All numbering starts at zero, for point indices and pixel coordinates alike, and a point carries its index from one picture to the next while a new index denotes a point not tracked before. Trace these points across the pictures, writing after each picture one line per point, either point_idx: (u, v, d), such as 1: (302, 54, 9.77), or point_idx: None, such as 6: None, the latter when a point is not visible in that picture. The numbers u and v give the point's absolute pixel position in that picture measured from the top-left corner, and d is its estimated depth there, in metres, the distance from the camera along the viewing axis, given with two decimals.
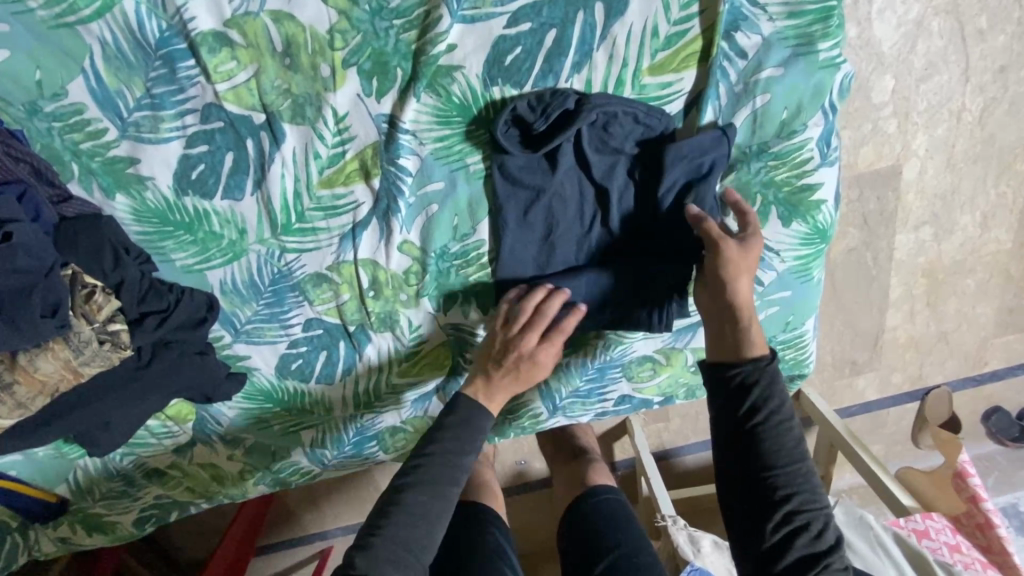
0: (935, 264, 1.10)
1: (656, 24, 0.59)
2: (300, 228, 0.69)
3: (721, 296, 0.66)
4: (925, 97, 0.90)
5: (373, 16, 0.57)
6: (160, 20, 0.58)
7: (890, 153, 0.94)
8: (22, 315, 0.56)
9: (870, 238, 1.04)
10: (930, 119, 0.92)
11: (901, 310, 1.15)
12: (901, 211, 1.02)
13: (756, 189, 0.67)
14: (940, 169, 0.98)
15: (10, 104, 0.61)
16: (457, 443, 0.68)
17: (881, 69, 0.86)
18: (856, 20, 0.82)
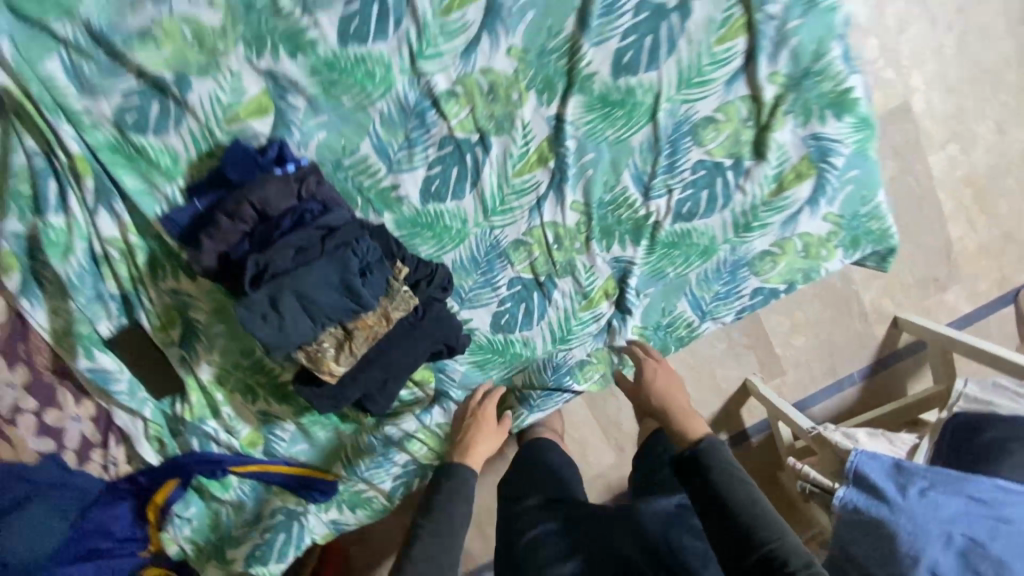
0: (974, 175, 1.48)
1: (713, 15, 0.92)
2: (502, 209, 1.01)
3: (651, 400, 0.99)
4: (910, 51, 1.39)
5: (540, 56, 0.93)
6: (416, 90, 0.93)
7: (898, 95, 1.41)
8: (353, 280, 0.86)
9: (907, 162, 1.45)
10: (921, 71, 1.41)
11: (960, 220, 1.49)
12: (926, 137, 1.44)
13: (811, 100, 0.95)
14: (945, 96, 1.42)
15: (323, 165, 0.96)
16: (445, 525, 0.86)
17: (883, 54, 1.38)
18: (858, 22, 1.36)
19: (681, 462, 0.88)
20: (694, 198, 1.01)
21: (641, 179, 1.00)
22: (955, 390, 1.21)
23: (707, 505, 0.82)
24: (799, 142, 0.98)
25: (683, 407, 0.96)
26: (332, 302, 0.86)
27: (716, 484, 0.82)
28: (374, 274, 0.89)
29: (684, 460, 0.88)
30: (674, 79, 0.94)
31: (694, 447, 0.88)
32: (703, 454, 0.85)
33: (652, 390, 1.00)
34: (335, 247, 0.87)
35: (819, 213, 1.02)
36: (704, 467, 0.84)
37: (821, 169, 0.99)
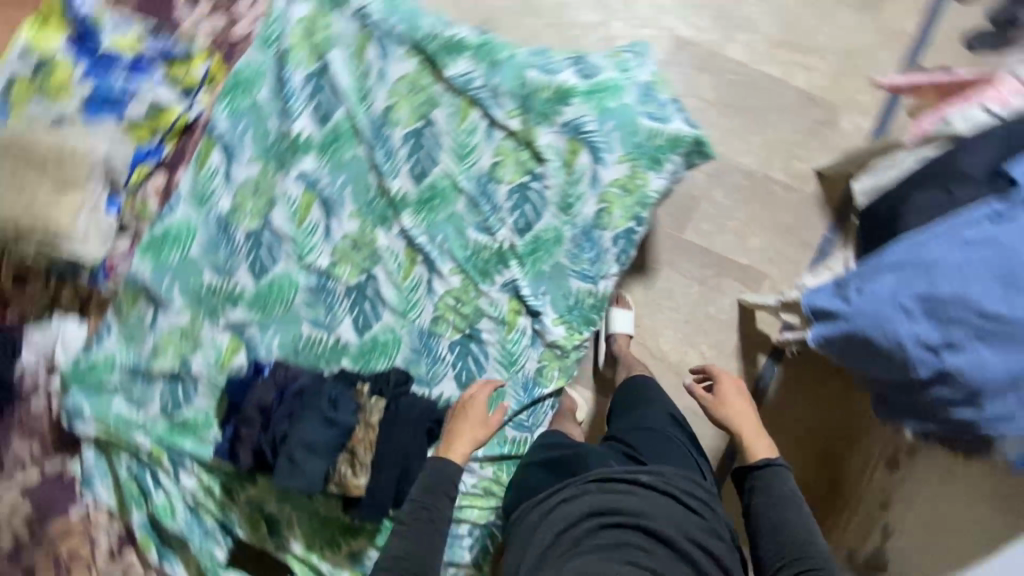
0: (779, 39, 1.81)
1: (447, 112, 1.30)
2: (411, 307, 1.32)
3: (722, 413, 1.27)
4: (660, 17, 1.81)
5: (368, 205, 1.32)
6: (312, 275, 1.33)
7: (667, 42, 1.81)
8: (329, 416, 1.20)
9: (714, 74, 1.81)
10: (675, 19, 1.81)
11: (795, 73, 1.81)
12: (715, 48, 1.81)
13: (542, 108, 1.28)
14: (703, 18, 1.81)
15: (287, 356, 1.33)
16: (426, 524, 1.05)
17: (636, 30, 1.81)
18: (602, 29, 1.80)
19: (744, 474, 1.17)
20: (523, 213, 1.31)
21: (481, 227, 1.31)
22: (853, 192, 1.30)
23: (760, 522, 1.10)
24: (558, 134, 1.29)
25: (750, 424, 1.23)
26: (324, 437, 1.19)
27: (769, 505, 1.11)
28: (343, 401, 1.22)
29: (744, 473, 1.17)
30: (451, 160, 1.30)
31: (757, 465, 1.16)
32: (762, 475, 1.14)
33: (724, 409, 1.27)
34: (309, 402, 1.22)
35: (610, 163, 1.28)
36: (760, 487, 1.14)
37: (584, 139, 1.28)
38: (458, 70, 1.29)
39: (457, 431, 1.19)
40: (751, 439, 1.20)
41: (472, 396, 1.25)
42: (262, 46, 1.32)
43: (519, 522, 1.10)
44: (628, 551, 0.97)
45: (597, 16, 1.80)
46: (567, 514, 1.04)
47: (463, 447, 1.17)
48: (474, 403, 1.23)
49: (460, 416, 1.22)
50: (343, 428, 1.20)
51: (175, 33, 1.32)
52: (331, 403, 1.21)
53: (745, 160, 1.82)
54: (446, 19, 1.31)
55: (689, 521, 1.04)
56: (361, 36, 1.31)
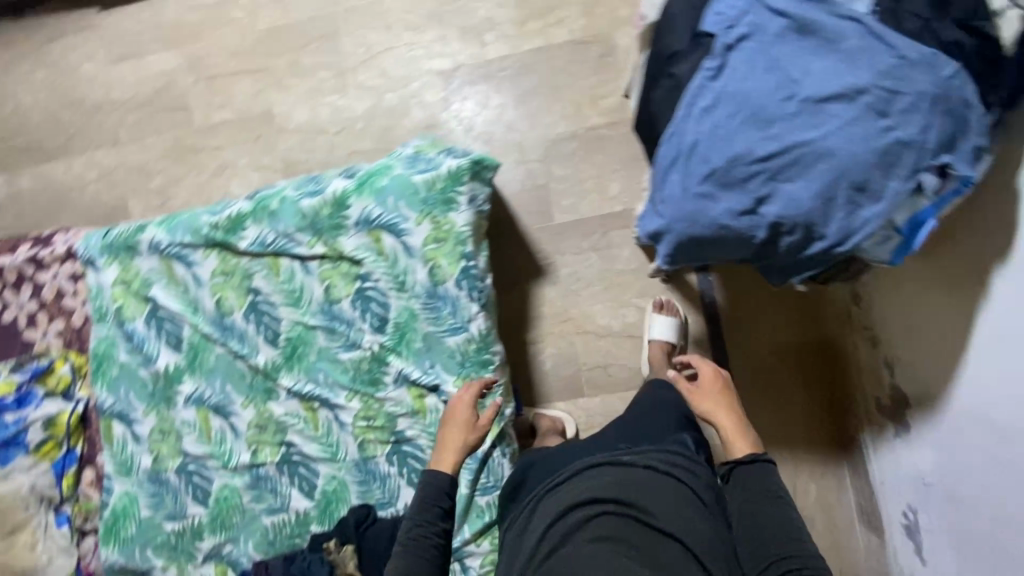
0: (524, 13, 1.87)
1: (264, 275, 1.39)
2: (336, 448, 1.38)
3: (703, 408, 1.23)
4: (420, 65, 1.91)
5: (252, 389, 1.40)
6: (244, 473, 1.40)
7: (437, 81, 1.91)
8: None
9: (491, 78, 1.89)
10: (432, 58, 1.91)
11: (555, 31, 1.86)
12: (478, 57, 1.89)
13: (332, 222, 1.36)
14: (453, 41, 1.89)
15: (264, 552, 1.39)
16: (420, 554, 1.05)
17: (407, 90, 1.92)
18: (380, 108, 1.93)
19: (739, 471, 1.11)
20: (372, 313, 1.36)
21: (348, 346, 1.37)
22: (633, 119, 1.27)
23: (756, 522, 1.03)
24: (358, 233, 1.36)
25: (731, 411, 1.20)
26: None
27: (769, 501, 1.05)
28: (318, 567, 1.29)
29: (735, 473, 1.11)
30: (291, 310, 1.39)
31: (741, 461, 1.11)
32: (759, 466, 1.09)
33: (701, 404, 1.24)
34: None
35: (412, 228, 1.34)
36: (757, 481, 1.08)
37: (380, 224, 1.34)
38: (250, 237, 1.38)
39: (446, 440, 1.20)
40: (734, 431, 1.16)
41: (460, 400, 1.26)
42: (99, 320, 1.45)
43: (512, 547, 1.14)
44: (624, 528, 1.00)
45: (370, 101, 1.93)
46: (570, 501, 1.09)
47: (450, 455, 1.18)
48: (466, 412, 1.24)
49: (447, 427, 1.23)
50: None
51: (34, 355, 1.46)
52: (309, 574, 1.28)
53: (562, 131, 1.86)
54: (219, 205, 1.42)
55: (687, 505, 1.07)
56: (165, 263, 1.43)
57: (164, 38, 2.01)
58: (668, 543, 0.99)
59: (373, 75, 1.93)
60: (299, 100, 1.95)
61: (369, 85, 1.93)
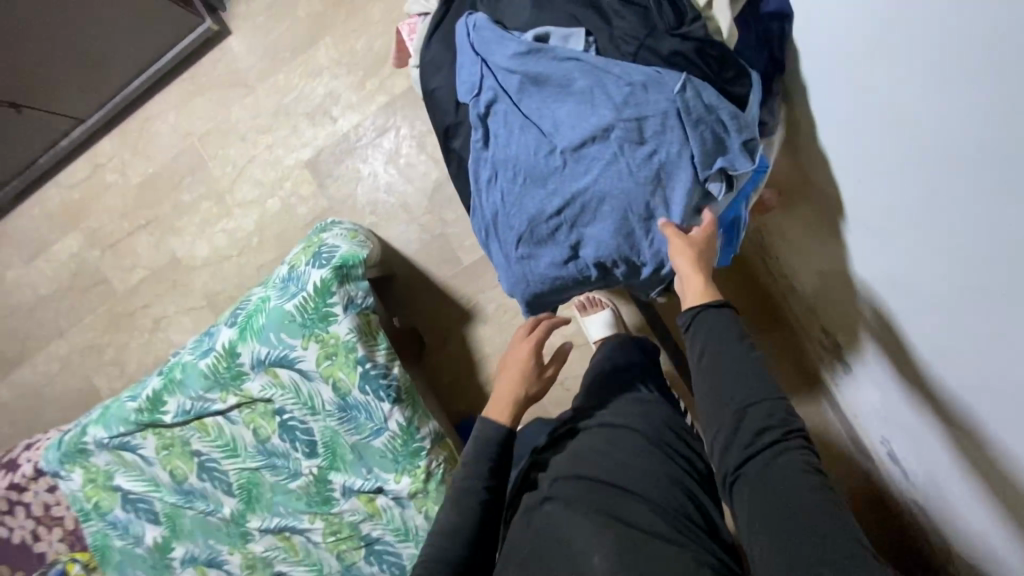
0: (361, 79, 1.87)
1: (199, 437, 1.49)
2: (319, 566, 1.46)
3: None
4: (287, 163, 1.93)
5: (231, 536, 1.51)
6: None
7: (308, 172, 1.92)
8: None
9: (354, 151, 1.88)
10: (295, 153, 1.92)
11: (396, 84, 1.85)
12: (336, 136, 1.89)
13: (233, 372, 1.43)
14: (308, 129, 1.91)
15: None
16: (466, 504, 0.97)
17: (285, 190, 1.93)
18: (267, 216, 1.95)
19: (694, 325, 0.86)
20: (302, 440, 1.43)
21: (294, 474, 1.44)
22: None
23: (713, 393, 0.81)
24: (259, 374, 1.42)
25: None
26: None
27: (719, 361, 0.82)
28: None
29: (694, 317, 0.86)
30: (234, 460, 1.48)
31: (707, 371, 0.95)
32: (695, 324, 0.85)
33: None
34: None
35: (302, 352, 1.38)
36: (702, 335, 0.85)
37: (274, 359, 1.40)
38: (173, 410, 1.47)
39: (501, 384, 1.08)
40: None
41: (515, 342, 1.12)
42: (86, 518, 1.58)
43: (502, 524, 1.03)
44: (580, 491, 0.95)
45: (256, 213, 1.96)
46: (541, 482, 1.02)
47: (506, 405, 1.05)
48: (525, 356, 1.10)
49: (503, 374, 1.09)
50: None
51: (49, 563, 1.60)
52: None
53: (438, 178, 1.85)
54: (138, 387, 1.52)
55: (649, 456, 1.01)
56: (116, 453, 1.55)
57: (61, 224, 2.10)
58: (635, 502, 0.93)
59: (250, 189, 1.96)
60: (195, 236, 2.00)
61: (250, 199, 1.96)
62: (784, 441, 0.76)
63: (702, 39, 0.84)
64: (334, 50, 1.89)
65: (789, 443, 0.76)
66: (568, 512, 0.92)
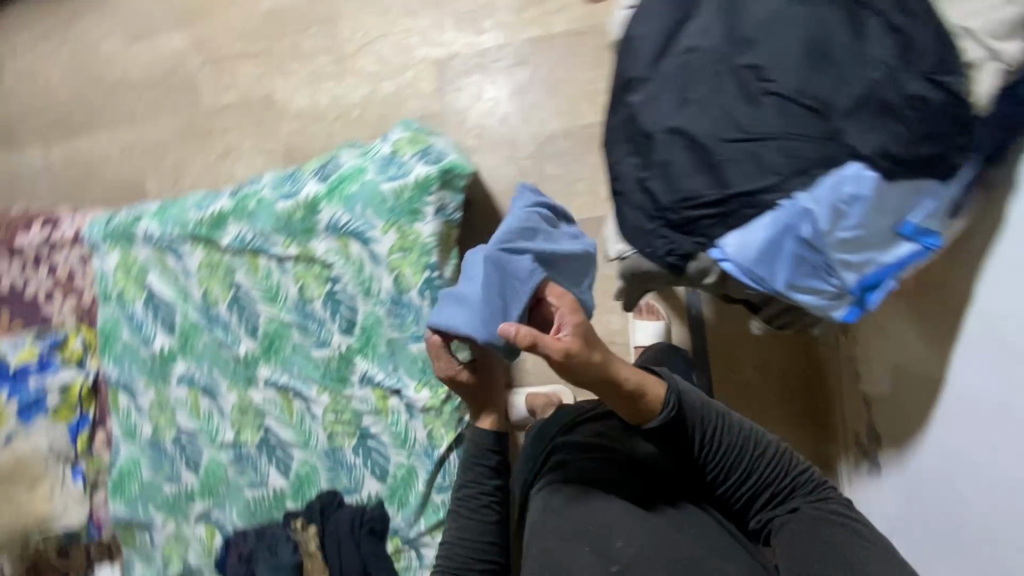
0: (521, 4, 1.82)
1: (244, 270, 1.48)
2: (310, 436, 1.48)
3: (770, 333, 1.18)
4: (414, 52, 1.89)
5: (237, 374, 1.52)
6: (229, 450, 1.53)
7: (430, 69, 1.88)
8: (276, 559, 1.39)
9: (486, 68, 1.83)
10: (427, 46, 1.88)
11: (553, 22, 1.80)
12: (472, 47, 1.85)
13: (305, 225, 1.41)
14: (448, 29, 1.87)
15: (246, 521, 1.53)
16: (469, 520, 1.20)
17: (403, 78, 1.89)
18: (374, 95, 1.92)
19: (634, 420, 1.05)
20: (343, 316, 1.42)
21: (321, 344, 1.45)
22: None
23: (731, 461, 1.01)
24: (330, 238, 1.40)
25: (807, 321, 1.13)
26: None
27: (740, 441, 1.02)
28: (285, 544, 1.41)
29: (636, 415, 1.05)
30: (269, 305, 1.47)
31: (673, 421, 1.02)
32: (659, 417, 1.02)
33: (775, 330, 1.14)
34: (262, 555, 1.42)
35: (379, 235, 1.37)
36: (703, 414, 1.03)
37: (350, 230, 1.39)
38: (231, 233, 1.47)
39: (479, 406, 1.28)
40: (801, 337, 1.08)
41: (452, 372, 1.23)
42: (106, 301, 1.59)
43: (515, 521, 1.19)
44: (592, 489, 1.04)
45: (366, 88, 1.92)
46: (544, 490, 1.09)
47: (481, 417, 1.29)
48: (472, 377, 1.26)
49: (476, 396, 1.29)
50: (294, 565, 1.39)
51: (51, 327, 1.63)
52: (275, 548, 1.41)
53: (551, 133, 1.79)
54: (205, 200, 1.51)
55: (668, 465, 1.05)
56: (158, 253, 1.55)
57: (175, 17, 2.06)
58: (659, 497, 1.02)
59: (369, 63, 1.92)
60: (301, 84, 1.97)
61: (364, 72, 1.92)
62: (798, 504, 0.98)
63: (953, 94, 0.81)
64: None
65: (801, 506, 0.97)
66: (601, 503, 1.01)
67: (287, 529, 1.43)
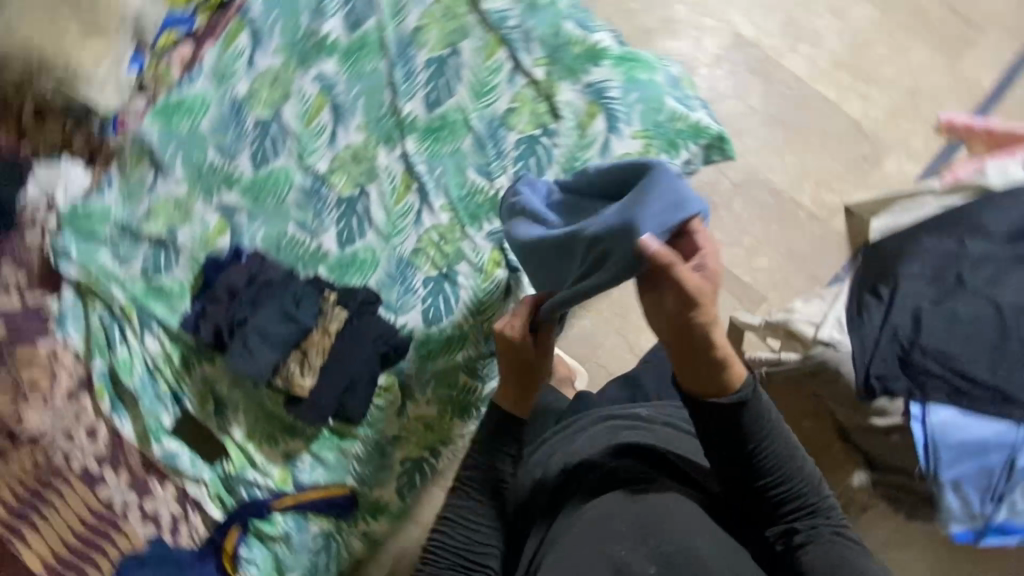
0: (842, 59, 1.73)
1: (477, 44, 1.28)
2: (398, 234, 1.33)
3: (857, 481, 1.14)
4: (726, 7, 1.75)
5: (380, 123, 1.32)
6: (309, 177, 1.34)
7: (726, 33, 1.74)
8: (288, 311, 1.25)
9: (769, 79, 1.73)
10: (741, 13, 1.74)
11: (852, 98, 1.72)
12: (774, 51, 1.73)
13: (571, 63, 1.25)
14: (769, 17, 1.74)
15: (268, 251, 1.35)
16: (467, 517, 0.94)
17: (699, 17, 1.74)
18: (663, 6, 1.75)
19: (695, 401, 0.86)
20: (527, 167, 1.27)
21: (484, 171, 1.30)
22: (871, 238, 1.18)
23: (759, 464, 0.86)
24: (581, 96, 1.25)
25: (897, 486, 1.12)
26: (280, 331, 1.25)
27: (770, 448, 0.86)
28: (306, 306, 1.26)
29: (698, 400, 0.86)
30: (470, 95, 1.29)
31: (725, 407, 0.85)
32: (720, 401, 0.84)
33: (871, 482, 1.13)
34: (275, 294, 1.26)
35: (626, 134, 1.24)
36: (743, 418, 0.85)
37: (606, 106, 1.24)
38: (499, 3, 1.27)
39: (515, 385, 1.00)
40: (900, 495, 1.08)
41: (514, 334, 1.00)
42: None
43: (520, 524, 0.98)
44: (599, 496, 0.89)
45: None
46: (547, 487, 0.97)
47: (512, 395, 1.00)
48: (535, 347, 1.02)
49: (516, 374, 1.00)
50: (299, 330, 1.25)
51: None
52: (293, 301, 1.26)
53: (770, 178, 1.72)
54: None
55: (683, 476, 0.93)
56: None
57: None
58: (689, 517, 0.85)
59: None
60: None
61: None
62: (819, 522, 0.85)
63: None
64: (869, 15, 1.73)
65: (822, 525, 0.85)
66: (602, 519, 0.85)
67: (314, 292, 1.28)
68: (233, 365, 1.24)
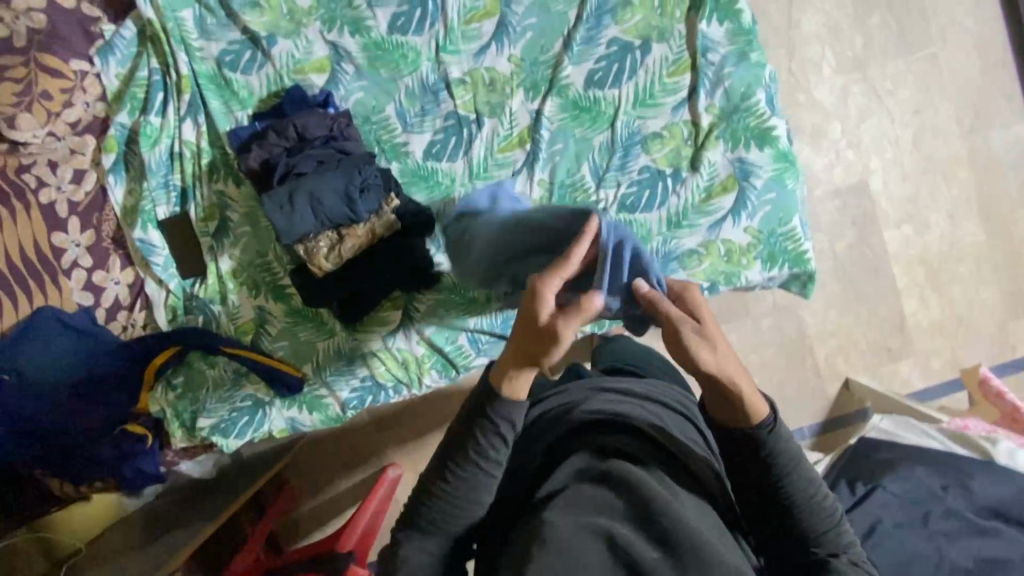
0: (929, 256, 1.77)
1: (667, 55, 1.22)
2: (484, 177, 1.25)
3: None
4: (872, 149, 1.73)
5: (533, 66, 1.24)
6: (435, 73, 1.25)
7: (856, 172, 1.73)
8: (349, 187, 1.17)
9: (863, 236, 1.74)
10: (880, 163, 1.74)
11: (914, 295, 1.77)
12: (883, 215, 1.74)
13: (738, 129, 1.21)
14: (899, 183, 1.74)
15: (354, 117, 1.26)
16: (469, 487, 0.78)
17: (844, 144, 1.73)
18: (823, 113, 1.71)
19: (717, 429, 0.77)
20: (638, 194, 1.22)
21: (598, 171, 1.23)
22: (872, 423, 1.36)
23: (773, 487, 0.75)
24: (728, 164, 1.21)
25: None
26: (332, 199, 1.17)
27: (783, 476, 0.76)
28: (369, 191, 1.18)
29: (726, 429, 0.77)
30: (631, 97, 1.23)
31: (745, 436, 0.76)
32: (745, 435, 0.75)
33: None
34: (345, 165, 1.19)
35: (741, 224, 1.21)
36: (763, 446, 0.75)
37: (743, 186, 1.21)
38: (710, 33, 1.22)
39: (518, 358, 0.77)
40: None
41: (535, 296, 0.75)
42: None
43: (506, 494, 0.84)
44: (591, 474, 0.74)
45: (829, 102, 1.72)
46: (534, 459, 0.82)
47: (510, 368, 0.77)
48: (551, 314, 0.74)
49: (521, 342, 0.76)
50: (348, 208, 1.17)
51: None
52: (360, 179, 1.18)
53: (811, 320, 1.75)
54: None
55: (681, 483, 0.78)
56: None
57: None
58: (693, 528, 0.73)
59: (855, 99, 1.72)
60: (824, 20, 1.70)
61: (846, 97, 1.72)
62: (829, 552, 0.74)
63: None
64: (974, 235, 1.77)
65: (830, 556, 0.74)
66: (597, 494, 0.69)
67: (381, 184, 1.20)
68: (263, 203, 1.16)
